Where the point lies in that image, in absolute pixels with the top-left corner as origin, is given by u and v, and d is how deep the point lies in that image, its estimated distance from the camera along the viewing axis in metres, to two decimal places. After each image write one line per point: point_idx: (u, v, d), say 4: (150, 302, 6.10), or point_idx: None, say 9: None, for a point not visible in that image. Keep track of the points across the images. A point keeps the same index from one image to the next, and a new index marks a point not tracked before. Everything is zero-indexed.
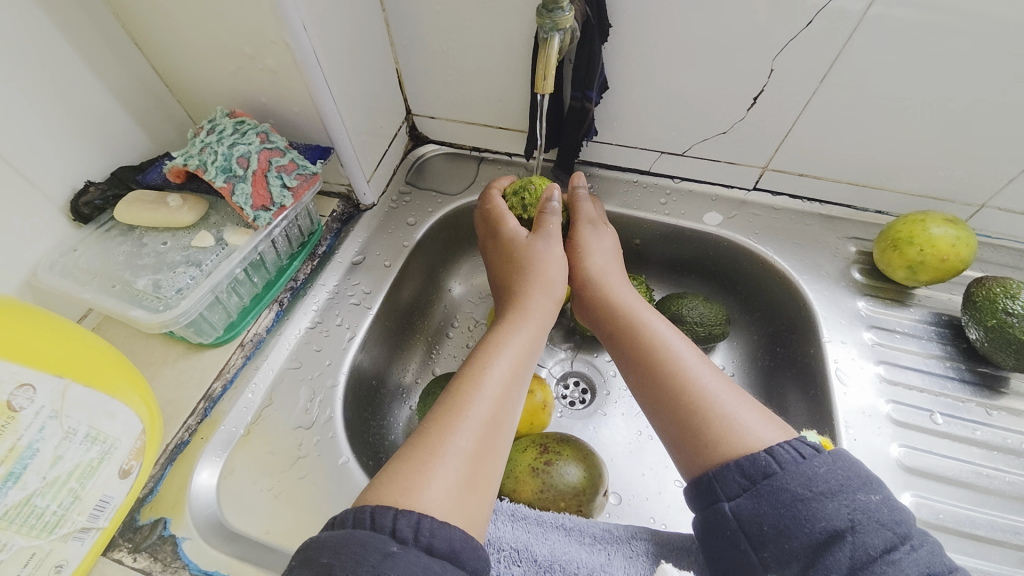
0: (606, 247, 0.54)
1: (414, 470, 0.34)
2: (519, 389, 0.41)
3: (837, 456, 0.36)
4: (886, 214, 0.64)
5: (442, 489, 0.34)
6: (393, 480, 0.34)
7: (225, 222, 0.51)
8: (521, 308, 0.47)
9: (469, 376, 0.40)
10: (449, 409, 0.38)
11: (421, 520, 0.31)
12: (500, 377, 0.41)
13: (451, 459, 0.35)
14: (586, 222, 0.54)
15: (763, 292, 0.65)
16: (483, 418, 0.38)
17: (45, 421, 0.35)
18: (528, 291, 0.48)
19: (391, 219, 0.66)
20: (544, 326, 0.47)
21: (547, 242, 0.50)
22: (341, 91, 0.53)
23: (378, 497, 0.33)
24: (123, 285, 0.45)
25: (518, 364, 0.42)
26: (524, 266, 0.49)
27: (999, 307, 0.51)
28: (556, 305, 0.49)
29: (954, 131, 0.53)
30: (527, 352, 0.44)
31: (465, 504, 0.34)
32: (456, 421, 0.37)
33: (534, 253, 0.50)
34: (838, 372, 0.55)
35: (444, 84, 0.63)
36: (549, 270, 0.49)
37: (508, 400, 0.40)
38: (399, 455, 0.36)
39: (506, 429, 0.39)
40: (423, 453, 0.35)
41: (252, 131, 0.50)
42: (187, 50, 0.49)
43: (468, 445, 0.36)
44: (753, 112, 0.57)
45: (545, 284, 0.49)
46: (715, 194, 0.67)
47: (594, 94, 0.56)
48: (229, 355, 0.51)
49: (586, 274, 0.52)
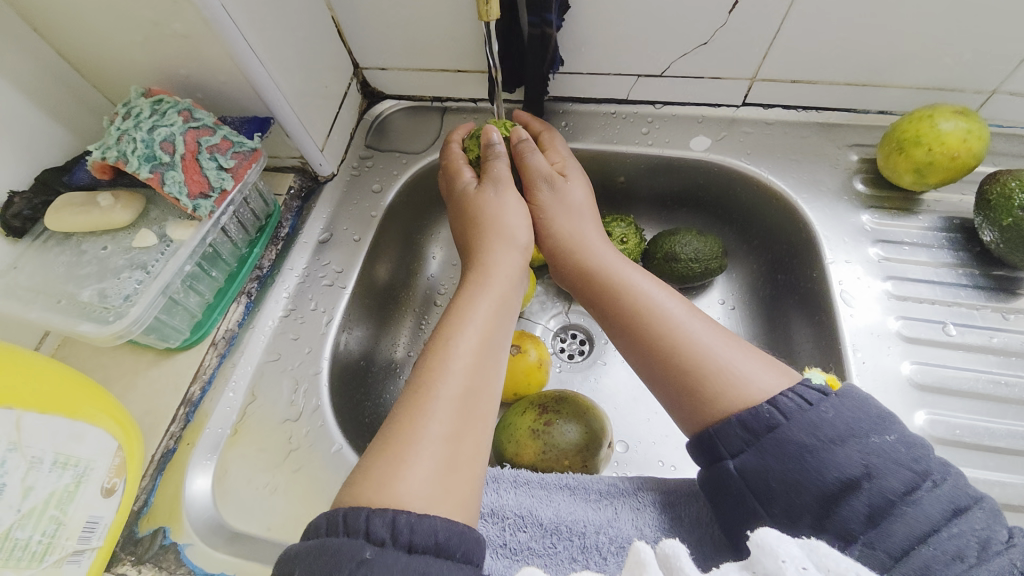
0: (577, 201, 0.50)
1: (392, 463, 0.33)
2: (495, 360, 0.39)
3: (845, 397, 0.34)
4: (890, 114, 0.58)
5: (424, 480, 0.32)
6: (368, 475, 0.33)
7: (167, 216, 0.46)
8: (487, 269, 0.44)
9: (439, 353, 0.38)
10: (420, 391, 0.36)
11: (396, 517, 0.30)
12: (472, 350, 0.38)
13: (429, 446, 0.33)
14: (541, 183, 0.50)
15: (759, 218, 0.61)
16: (458, 398, 0.36)
17: (4, 454, 0.33)
18: (505, 253, 0.45)
19: (355, 189, 0.61)
20: (514, 285, 0.44)
21: (496, 187, 0.48)
22: (268, 50, 0.46)
23: (354, 496, 0.32)
24: (68, 299, 0.42)
25: (491, 333, 0.40)
26: (494, 227, 0.46)
27: (1015, 204, 0.47)
28: (524, 257, 0.46)
29: (966, 7, 0.46)
30: (504, 318, 0.42)
31: (449, 489, 0.33)
32: (430, 406, 0.35)
33: (486, 201, 0.48)
34: (843, 294, 0.52)
35: (387, 28, 0.56)
36: (506, 220, 0.47)
37: (485, 372, 0.38)
38: (373, 448, 0.34)
39: (484, 407, 0.37)
40: (399, 443, 0.33)
41: (173, 110, 0.44)
42: (86, 24, 0.43)
43: (445, 429, 0.34)
44: (736, 14, 0.50)
45: (504, 236, 0.46)
46: (702, 115, 0.61)
47: (554, 18, 0.49)
48: (203, 356, 0.49)
49: (558, 235, 0.48)
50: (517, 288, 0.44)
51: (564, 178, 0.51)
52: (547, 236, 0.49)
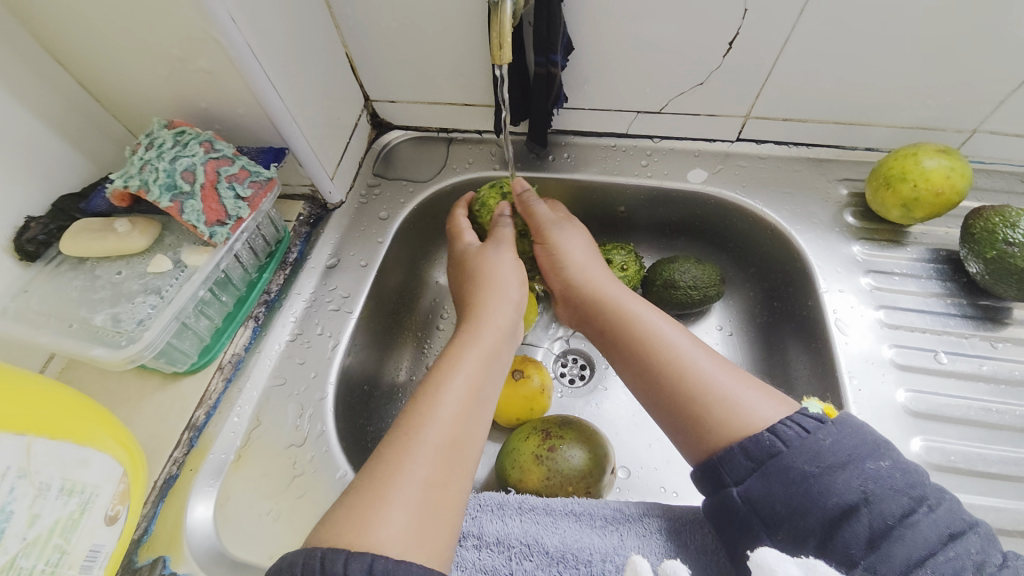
0: (580, 244, 0.51)
1: (372, 506, 0.33)
2: (482, 410, 0.40)
3: (842, 424, 0.35)
4: (876, 150, 0.61)
5: (401, 525, 0.32)
6: (346, 516, 0.33)
7: (181, 242, 0.47)
8: (480, 319, 0.45)
9: (427, 398, 0.39)
10: (405, 433, 0.36)
11: (375, 561, 0.30)
12: (460, 397, 0.39)
13: (409, 491, 0.34)
14: (551, 225, 0.51)
15: (755, 248, 0.63)
16: (443, 446, 0.36)
17: (13, 481, 0.33)
18: (498, 304, 0.46)
19: (363, 215, 0.62)
20: (505, 334, 0.45)
21: (497, 247, 0.50)
22: (285, 84, 0.49)
23: (332, 534, 0.32)
24: (80, 323, 0.43)
25: (480, 379, 0.41)
26: (494, 276, 0.48)
27: (999, 237, 0.49)
28: (518, 314, 0.47)
29: (942, 54, 0.50)
30: (494, 369, 0.42)
31: (425, 537, 0.33)
32: (414, 450, 0.35)
33: (484, 258, 0.50)
34: (838, 322, 0.54)
35: (399, 64, 0.59)
36: (500, 273, 0.48)
37: (471, 423, 0.38)
38: (357, 485, 0.35)
39: (467, 455, 0.37)
40: (380, 485, 0.34)
41: (194, 141, 0.46)
42: (112, 59, 0.45)
43: (426, 475, 0.35)
44: (729, 57, 0.53)
45: (498, 290, 0.47)
46: (698, 149, 0.64)
47: (559, 57, 0.52)
48: (209, 380, 0.49)
49: (569, 271, 0.50)
50: (507, 337, 0.45)
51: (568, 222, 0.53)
52: (558, 270, 0.51)
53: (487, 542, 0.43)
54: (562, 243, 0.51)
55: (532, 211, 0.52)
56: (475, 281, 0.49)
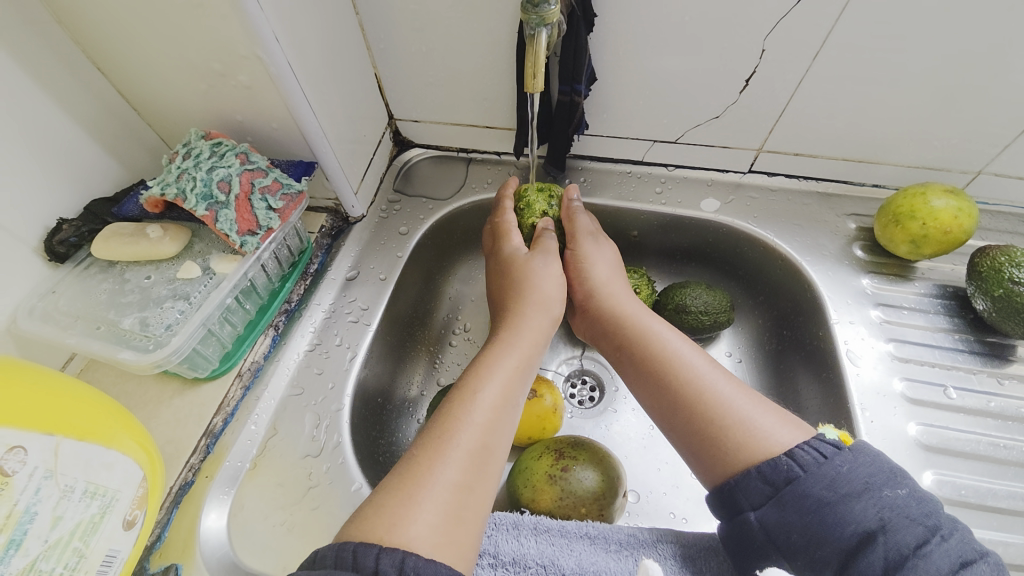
0: (609, 258, 0.53)
1: (402, 504, 0.33)
2: (512, 416, 0.40)
3: (858, 451, 0.36)
4: (883, 187, 0.63)
5: (430, 524, 0.33)
6: (377, 512, 0.33)
7: (210, 250, 0.48)
8: (517, 328, 0.46)
9: (460, 401, 0.39)
10: (436, 434, 0.37)
11: (405, 559, 0.30)
12: (491, 401, 0.40)
13: (439, 492, 0.34)
14: (587, 235, 0.53)
15: (765, 277, 0.65)
16: (473, 448, 0.37)
17: (40, 482, 0.33)
18: (532, 311, 0.47)
19: (383, 230, 0.64)
20: (538, 343, 0.46)
21: (545, 261, 0.50)
22: (320, 102, 0.50)
23: (362, 531, 0.32)
24: (108, 326, 0.43)
25: (512, 386, 0.41)
26: (533, 286, 0.49)
27: (1005, 277, 0.50)
28: (552, 326, 0.49)
29: (949, 100, 0.52)
30: (524, 375, 0.43)
31: (451, 539, 0.33)
32: (447, 452, 0.36)
33: (534, 270, 0.50)
34: (849, 353, 0.55)
35: (426, 86, 0.61)
36: (546, 290, 0.49)
37: (500, 427, 0.39)
38: (386, 483, 0.35)
39: (495, 458, 0.38)
40: (411, 484, 0.34)
41: (230, 153, 0.47)
42: (155, 72, 0.46)
43: (456, 478, 0.35)
44: (745, 94, 0.55)
45: (543, 306, 0.48)
46: (711, 179, 0.66)
47: (582, 87, 0.54)
48: (227, 388, 0.49)
49: (596, 293, 0.51)
50: (540, 346, 0.46)
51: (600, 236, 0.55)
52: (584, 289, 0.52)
53: (503, 560, 0.43)
54: (593, 255, 0.52)
55: (574, 217, 0.54)
56: (517, 289, 0.49)
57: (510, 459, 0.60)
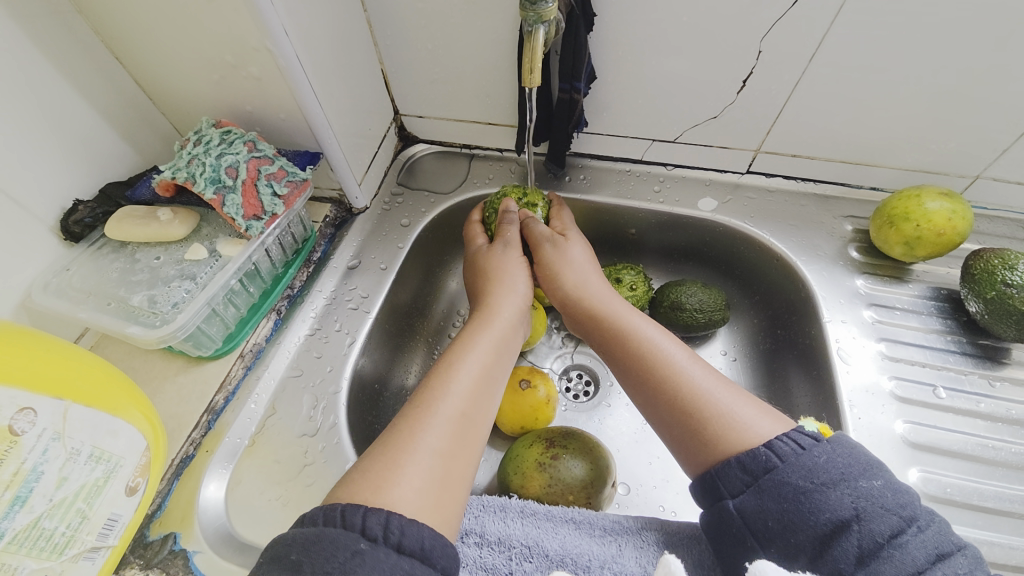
0: (577, 256, 0.53)
1: (388, 469, 0.35)
2: (491, 393, 0.43)
3: (836, 444, 0.36)
4: (880, 190, 0.64)
5: (414, 489, 0.35)
6: (364, 477, 0.35)
7: (218, 233, 0.51)
8: (491, 310, 0.48)
9: (442, 377, 0.42)
10: (420, 408, 0.39)
11: (390, 518, 0.32)
12: (472, 377, 0.42)
13: (423, 459, 0.36)
14: (545, 242, 0.53)
15: (761, 276, 0.65)
16: (454, 421, 0.39)
17: (47, 443, 0.35)
18: (507, 297, 0.50)
19: (385, 221, 0.65)
20: (515, 326, 0.48)
21: (504, 246, 0.53)
22: (326, 94, 0.52)
23: (352, 495, 0.34)
24: (119, 302, 0.45)
25: (490, 364, 0.44)
26: (503, 276, 0.51)
27: (998, 279, 0.51)
28: (523, 304, 0.50)
29: (945, 102, 0.52)
30: (505, 356, 0.46)
31: (436, 504, 0.35)
32: (428, 422, 0.38)
33: (494, 256, 0.52)
34: (840, 352, 0.55)
35: (430, 83, 0.62)
36: (506, 269, 0.52)
37: (480, 405, 0.41)
38: (371, 452, 0.37)
39: (476, 430, 0.40)
40: (396, 451, 0.37)
41: (239, 140, 0.49)
42: (171, 63, 0.49)
43: (439, 446, 0.37)
44: (743, 95, 0.56)
45: (507, 284, 0.51)
46: (709, 179, 0.67)
47: (582, 85, 0.55)
48: (229, 367, 0.51)
49: (562, 288, 0.52)
50: (517, 328, 0.49)
51: (564, 238, 0.55)
52: (551, 288, 0.53)
53: (488, 541, 0.44)
54: (557, 259, 0.53)
55: (530, 227, 0.55)
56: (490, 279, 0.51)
57: (502, 448, 0.61)
